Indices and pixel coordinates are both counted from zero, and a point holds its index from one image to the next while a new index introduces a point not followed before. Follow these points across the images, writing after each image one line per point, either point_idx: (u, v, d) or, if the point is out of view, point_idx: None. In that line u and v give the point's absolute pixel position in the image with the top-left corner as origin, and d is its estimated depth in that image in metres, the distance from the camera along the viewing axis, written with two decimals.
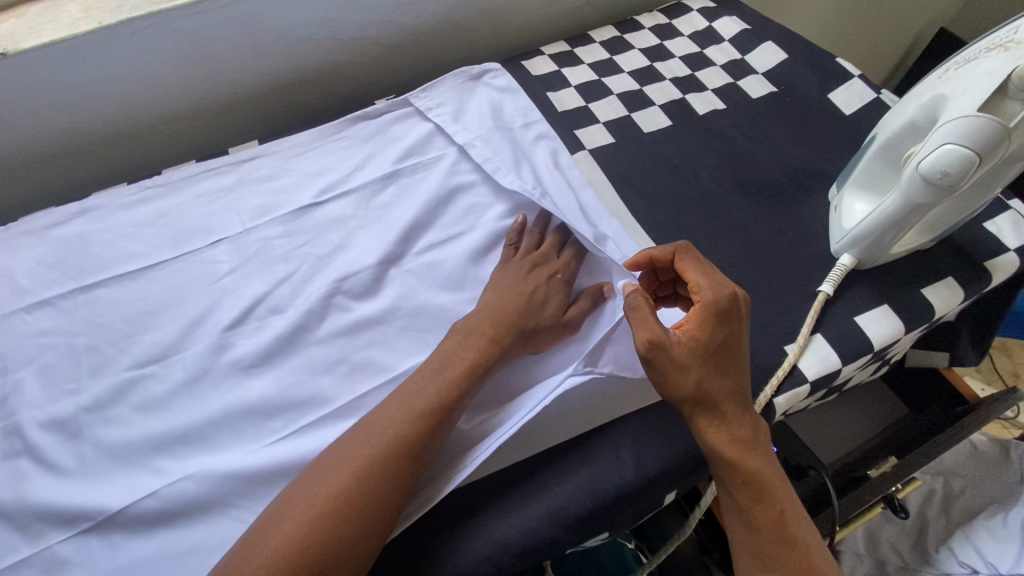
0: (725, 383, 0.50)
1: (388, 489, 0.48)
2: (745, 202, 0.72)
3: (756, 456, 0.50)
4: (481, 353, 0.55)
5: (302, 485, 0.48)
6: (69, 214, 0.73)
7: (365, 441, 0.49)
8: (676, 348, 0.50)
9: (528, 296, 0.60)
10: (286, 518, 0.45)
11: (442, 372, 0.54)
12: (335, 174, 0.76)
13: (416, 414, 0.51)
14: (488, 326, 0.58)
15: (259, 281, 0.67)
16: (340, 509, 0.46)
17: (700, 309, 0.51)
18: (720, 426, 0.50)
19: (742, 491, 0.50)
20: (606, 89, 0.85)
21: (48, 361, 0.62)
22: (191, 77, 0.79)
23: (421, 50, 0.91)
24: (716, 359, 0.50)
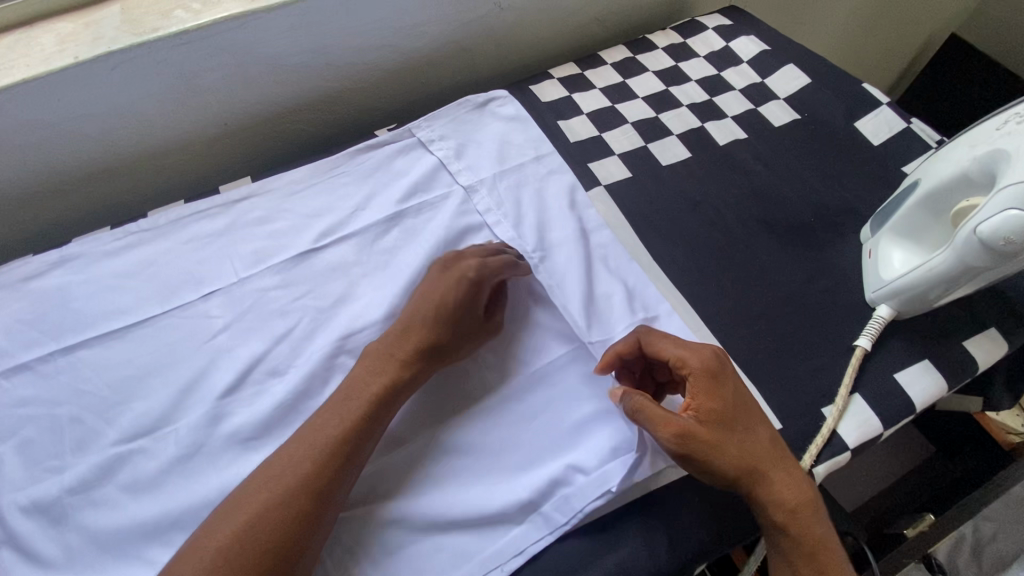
0: (760, 435, 0.51)
1: (297, 516, 0.47)
2: (771, 244, 0.68)
3: (807, 505, 0.50)
4: (385, 379, 0.54)
5: (208, 528, 0.47)
6: (48, 264, 0.67)
7: (275, 481, 0.49)
8: (699, 425, 0.50)
9: (444, 311, 0.58)
10: (196, 560, 0.45)
11: (353, 405, 0.53)
12: (335, 215, 0.71)
13: (323, 450, 0.50)
14: (399, 350, 0.56)
15: (257, 339, 0.62)
16: (250, 544, 0.45)
17: (700, 375, 0.52)
18: (776, 482, 0.50)
19: (791, 544, 0.50)
20: (621, 117, 0.81)
21: (28, 435, 0.57)
22: (177, 110, 0.73)
23: (422, 73, 0.86)
24: (739, 417, 0.51)
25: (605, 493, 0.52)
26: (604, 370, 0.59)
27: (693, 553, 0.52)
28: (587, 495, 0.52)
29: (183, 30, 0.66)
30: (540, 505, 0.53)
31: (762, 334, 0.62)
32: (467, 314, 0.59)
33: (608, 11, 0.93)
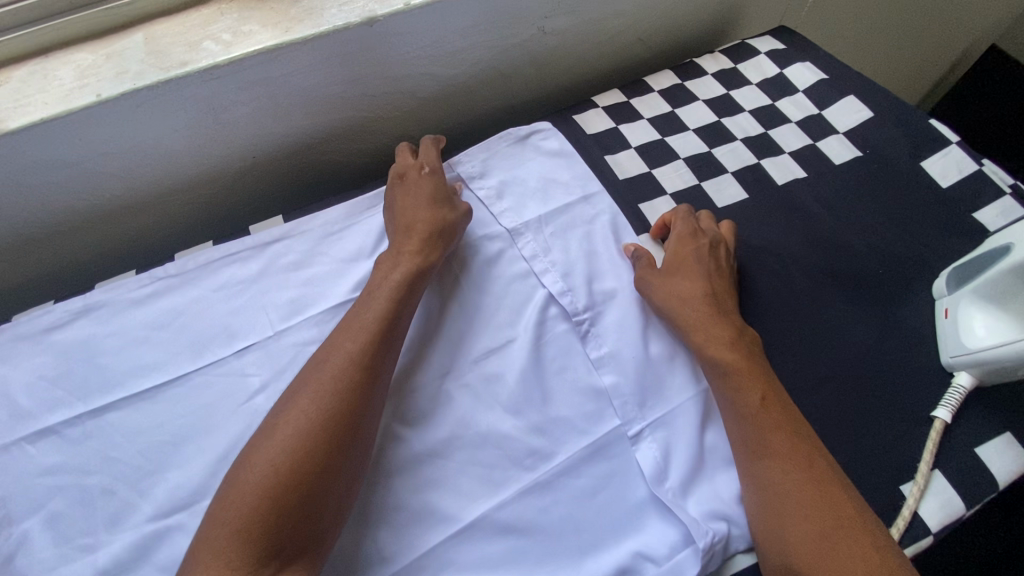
0: (691, 284, 0.62)
1: (338, 419, 0.51)
2: (838, 298, 0.64)
3: (757, 374, 0.56)
4: (403, 270, 0.61)
5: (258, 441, 0.51)
6: (71, 313, 0.63)
7: (326, 362, 0.54)
8: (659, 271, 0.63)
9: (427, 202, 0.65)
10: (249, 474, 0.48)
11: (384, 284, 0.60)
12: (374, 261, 0.67)
13: (363, 332, 0.56)
14: (410, 241, 0.63)
15: None
16: (295, 449, 0.49)
17: (679, 240, 0.65)
18: (710, 336, 0.58)
19: (758, 419, 0.53)
20: (671, 152, 0.76)
21: (57, 508, 0.53)
22: (204, 144, 0.68)
23: (459, 100, 0.81)
24: (691, 271, 0.62)
25: None
26: (667, 442, 0.58)
27: None
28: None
29: (213, 64, 0.61)
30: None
31: (833, 399, 0.58)
32: (449, 197, 0.67)
33: (653, 32, 0.88)
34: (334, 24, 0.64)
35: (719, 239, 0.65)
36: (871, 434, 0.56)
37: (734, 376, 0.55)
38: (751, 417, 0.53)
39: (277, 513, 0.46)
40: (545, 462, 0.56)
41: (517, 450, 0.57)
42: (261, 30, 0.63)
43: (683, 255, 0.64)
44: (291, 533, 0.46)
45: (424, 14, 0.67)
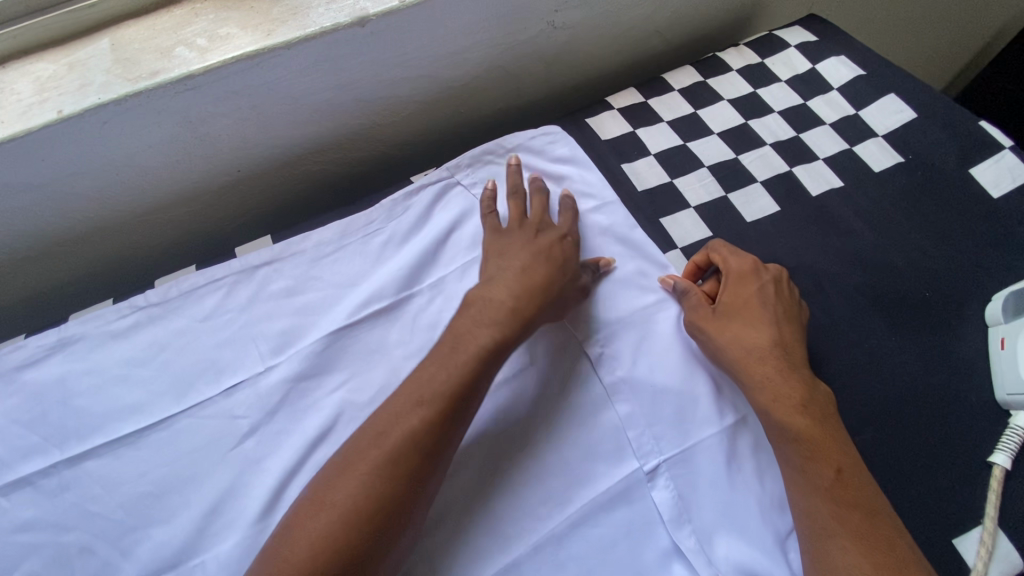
0: (754, 331, 0.54)
1: (379, 510, 0.44)
2: (881, 324, 0.59)
3: (827, 435, 0.49)
4: (490, 342, 0.52)
5: (301, 512, 0.45)
6: (45, 348, 0.58)
7: (386, 429, 0.47)
8: (711, 316, 0.56)
9: (539, 260, 0.56)
10: (276, 566, 0.43)
11: (453, 355, 0.51)
12: (372, 283, 0.62)
13: (431, 406, 0.48)
14: (497, 301, 0.54)
15: (290, 447, 0.54)
16: (325, 546, 0.43)
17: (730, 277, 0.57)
18: (764, 374, 0.52)
19: (828, 490, 0.47)
20: (694, 159, 0.70)
21: (33, 569, 0.49)
22: (184, 160, 0.63)
23: (461, 103, 0.75)
24: (752, 308, 0.55)
25: None
26: (696, 482, 0.51)
27: None
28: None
29: (187, 74, 0.55)
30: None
31: (879, 441, 0.53)
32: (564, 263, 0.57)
33: (672, 23, 0.80)
34: (322, 26, 0.57)
35: (779, 275, 0.58)
36: (920, 475, 0.52)
37: (783, 423, 0.50)
38: (807, 453, 0.48)
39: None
40: (559, 510, 0.50)
41: (527, 500, 0.50)
42: (240, 33, 0.56)
43: (733, 296, 0.56)
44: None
45: (422, 11, 0.60)
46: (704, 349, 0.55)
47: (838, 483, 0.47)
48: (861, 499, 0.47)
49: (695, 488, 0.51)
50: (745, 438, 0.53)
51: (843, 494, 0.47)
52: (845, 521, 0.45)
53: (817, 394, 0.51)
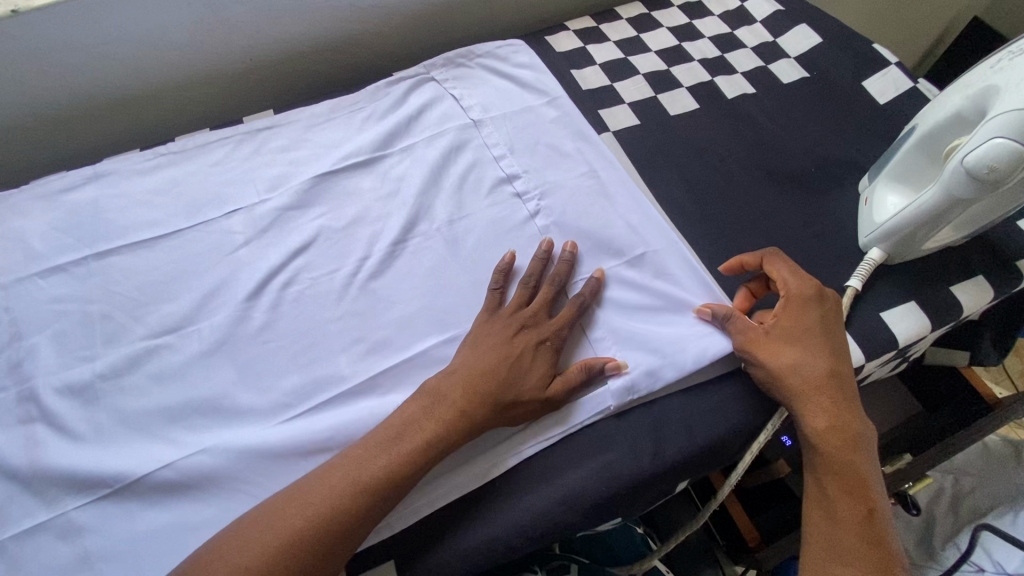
0: (808, 359, 0.55)
1: (330, 535, 0.46)
2: (773, 192, 0.71)
3: (860, 460, 0.53)
4: (459, 410, 0.52)
5: (240, 532, 0.46)
6: (83, 178, 0.71)
7: (359, 460, 0.49)
8: (758, 333, 0.57)
9: (514, 358, 0.55)
10: (230, 552, 0.45)
11: (447, 399, 0.52)
12: (353, 144, 0.75)
13: (405, 446, 0.50)
14: (477, 366, 0.54)
15: (276, 254, 0.66)
16: (269, 551, 0.44)
17: (791, 302, 0.57)
18: (815, 407, 0.53)
19: (854, 508, 0.51)
20: (632, 69, 0.83)
21: (62, 328, 0.61)
22: (207, 41, 0.77)
23: (442, 22, 0.88)
24: (808, 336, 0.55)
25: (602, 411, 0.56)
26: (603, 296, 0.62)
27: (669, 468, 0.55)
28: (586, 409, 0.56)
29: None
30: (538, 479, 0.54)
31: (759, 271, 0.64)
32: (542, 373, 0.55)
33: None
34: None
35: (837, 303, 0.58)
36: None
37: (824, 458, 0.53)
38: (839, 479, 0.52)
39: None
40: None
41: (468, 301, 0.64)
42: None
43: (790, 320, 0.56)
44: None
45: None
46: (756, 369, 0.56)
47: (866, 515, 0.51)
48: (882, 535, 0.50)
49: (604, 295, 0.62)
50: (650, 264, 0.64)
51: (869, 529, 0.50)
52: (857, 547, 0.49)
53: (863, 427, 0.54)
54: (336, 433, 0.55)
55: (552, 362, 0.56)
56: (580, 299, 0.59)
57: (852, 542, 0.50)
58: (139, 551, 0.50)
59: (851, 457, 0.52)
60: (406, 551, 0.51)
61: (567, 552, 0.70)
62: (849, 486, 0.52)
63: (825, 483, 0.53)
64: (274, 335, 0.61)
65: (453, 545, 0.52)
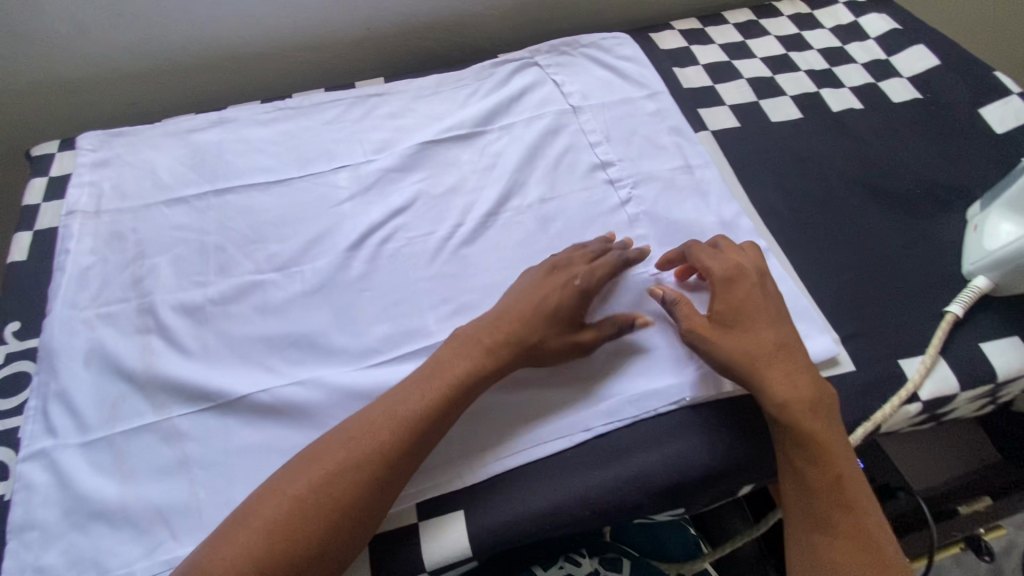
0: (757, 334, 0.54)
1: (372, 464, 0.48)
2: (873, 209, 0.69)
3: (827, 432, 0.51)
4: (480, 358, 0.54)
5: (284, 474, 0.48)
6: (209, 122, 0.77)
7: (396, 399, 0.51)
8: (706, 323, 0.55)
9: (543, 299, 0.56)
10: (276, 493, 0.47)
11: (479, 343, 0.55)
12: (456, 117, 0.78)
13: (433, 381, 0.52)
14: (511, 315, 0.56)
15: (377, 211, 0.69)
16: (311, 494, 0.46)
17: (716, 282, 0.57)
18: (773, 378, 0.52)
19: (826, 483, 0.50)
20: (736, 72, 0.82)
21: (180, 253, 0.66)
22: (333, 7, 0.81)
23: (548, 11, 0.91)
24: (754, 312, 0.55)
25: (677, 402, 0.56)
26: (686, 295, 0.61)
27: (741, 466, 0.55)
28: (662, 398, 0.57)
29: None
30: (613, 459, 0.55)
31: (853, 285, 0.63)
32: (576, 321, 0.56)
33: None
34: None
35: (762, 271, 0.58)
36: (883, 313, 0.61)
37: (790, 427, 0.51)
38: (809, 454, 0.51)
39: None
40: None
41: None
42: None
43: (736, 303, 0.56)
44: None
45: None
46: (706, 356, 0.55)
47: (839, 487, 0.50)
48: (855, 498, 0.50)
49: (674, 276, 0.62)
50: None
51: (842, 493, 0.50)
52: (834, 519, 0.49)
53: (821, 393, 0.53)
54: None
55: (581, 306, 0.57)
56: (619, 254, 0.60)
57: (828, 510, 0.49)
58: (231, 464, 0.54)
59: (819, 426, 0.51)
60: (477, 507, 0.53)
61: (617, 540, 0.70)
62: (821, 453, 0.50)
63: (794, 454, 0.51)
64: (368, 284, 0.64)
65: (523, 508, 0.53)
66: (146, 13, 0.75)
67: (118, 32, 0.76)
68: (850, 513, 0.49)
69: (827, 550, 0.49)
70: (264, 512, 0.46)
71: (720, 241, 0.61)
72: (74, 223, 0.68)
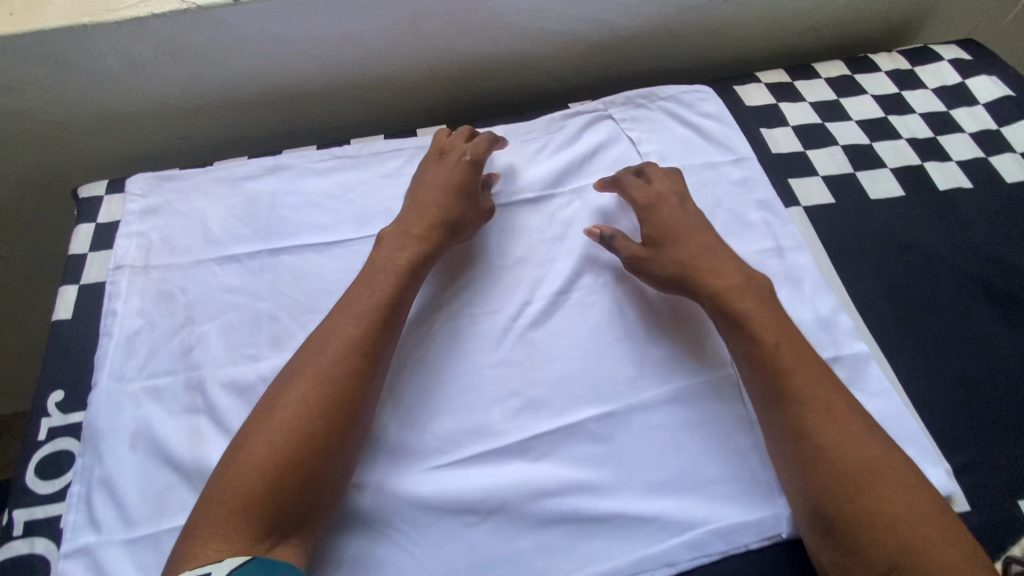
0: (716, 266, 0.59)
1: (343, 389, 0.52)
2: (987, 311, 0.62)
3: (816, 379, 0.52)
4: (416, 252, 0.61)
5: (263, 412, 0.51)
6: (263, 169, 0.73)
7: (335, 332, 0.55)
8: (655, 257, 0.61)
9: (455, 189, 0.65)
10: (265, 429, 0.50)
11: (410, 236, 0.62)
12: (524, 176, 0.73)
13: (369, 292, 0.58)
14: (424, 210, 0.64)
15: (439, 282, 0.65)
16: (298, 428, 0.49)
17: (657, 224, 0.62)
18: (750, 307, 0.55)
19: (844, 435, 0.49)
20: (830, 138, 0.75)
21: (231, 320, 0.62)
22: (397, 47, 0.76)
23: (621, 53, 0.85)
24: (692, 236, 0.61)
25: (772, 537, 0.52)
26: None
27: None
28: (755, 532, 0.52)
29: None
30: None
31: (965, 404, 0.57)
32: (475, 189, 0.67)
33: (829, 22, 0.88)
34: None
35: (682, 194, 0.66)
36: (1001, 443, 0.55)
37: (789, 379, 0.52)
38: (810, 405, 0.50)
39: (296, 487, 0.48)
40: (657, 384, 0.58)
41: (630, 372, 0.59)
42: None
43: (651, 207, 0.64)
44: (302, 498, 0.48)
45: None
46: (655, 277, 0.61)
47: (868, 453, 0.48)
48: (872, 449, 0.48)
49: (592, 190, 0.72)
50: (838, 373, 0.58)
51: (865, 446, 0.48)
52: (858, 471, 0.47)
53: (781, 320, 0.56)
54: (489, 495, 0.53)
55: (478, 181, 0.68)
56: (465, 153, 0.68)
57: (847, 457, 0.48)
58: None
59: (755, 313, 0.55)
60: None
61: None
62: (801, 394, 0.51)
63: (798, 409, 0.51)
64: (431, 369, 0.60)
65: None
66: (203, 52, 0.70)
67: (170, 68, 0.71)
68: (881, 468, 0.47)
69: (875, 512, 0.46)
70: (262, 450, 0.48)
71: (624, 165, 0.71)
72: (121, 279, 0.64)
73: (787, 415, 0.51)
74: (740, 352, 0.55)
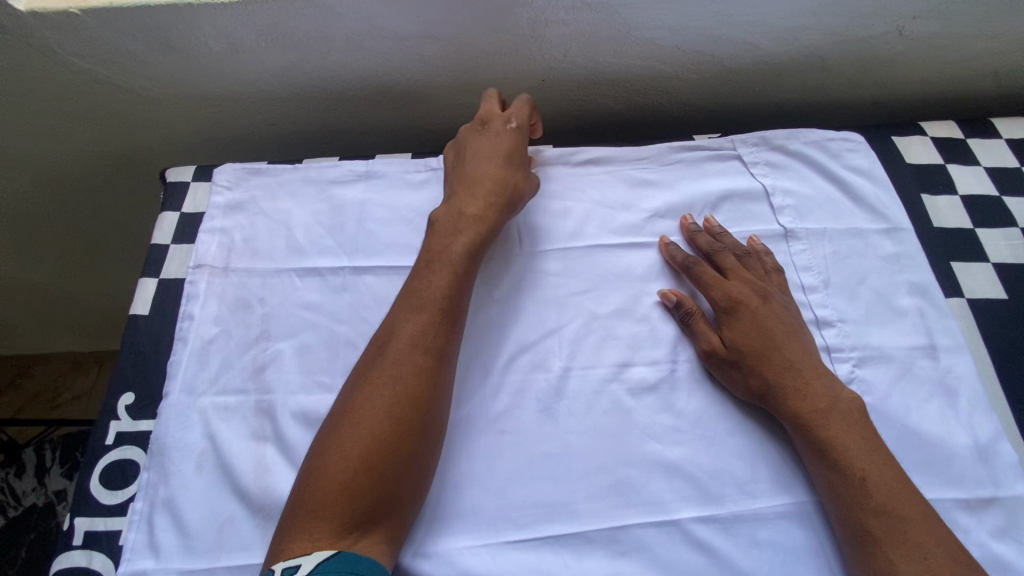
0: (790, 350, 0.53)
1: (416, 385, 0.49)
2: None
3: (896, 492, 0.46)
4: (468, 236, 0.57)
5: (336, 422, 0.48)
6: (355, 174, 0.68)
7: (402, 326, 0.51)
8: (726, 348, 0.54)
9: (505, 161, 0.61)
10: (341, 434, 0.47)
11: (463, 215, 0.58)
12: (634, 216, 0.65)
13: (430, 281, 0.54)
14: (478, 188, 0.59)
15: (530, 330, 0.58)
16: (377, 429, 0.46)
17: (727, 307, 0.56)
18: (836, 434, 0.49)
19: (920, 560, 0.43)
20: (1007, 216, 0.63)
21: (306, 341, 0.58)
22: (511, 53, 0.68)
23: (759, 80, 0.74)
24: (776, 330, 0.54)
25: None
26: None
27: None
28: None
29: None
30: None
31: None
32: (525, 159, 0.63)
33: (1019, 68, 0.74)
34: None
35: (772, 269, 0.59)
36: None
37: (858, 493, 0.47)
38: (883, 522, 0.45)
39: (380, 487, 0.45)
40: (770, 493, 0.51)
41: (739, 471, 0.52)
42: None
43: (739, 291, 0.56)
44: (384, 493, 0.45)
45: None
46: (727, 377, 0.54)
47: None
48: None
49: (681, 236, 0.64)
50: (994, 517, 0.49)
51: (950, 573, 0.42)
52: None
53: (847, 413, 0.50)
54: None
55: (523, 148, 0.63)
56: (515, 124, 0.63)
57: None
58: None
59: (844, 440, 0.49)
60: None
61: None
62: (889, 538, 0.44)
63: (869, 530, 0.45)
64: (511, 430, 0.54)
65: None
66: (304, 41, 0.65)
67: (269, 55, 0.66)
68: None
69: None
70: (339, 452, 0.46)
71: (693, 223, 0.63)
72: (200, 280, 0.61)
73: (869, 555, 0.45)
74: (813, 465, 0.50)
